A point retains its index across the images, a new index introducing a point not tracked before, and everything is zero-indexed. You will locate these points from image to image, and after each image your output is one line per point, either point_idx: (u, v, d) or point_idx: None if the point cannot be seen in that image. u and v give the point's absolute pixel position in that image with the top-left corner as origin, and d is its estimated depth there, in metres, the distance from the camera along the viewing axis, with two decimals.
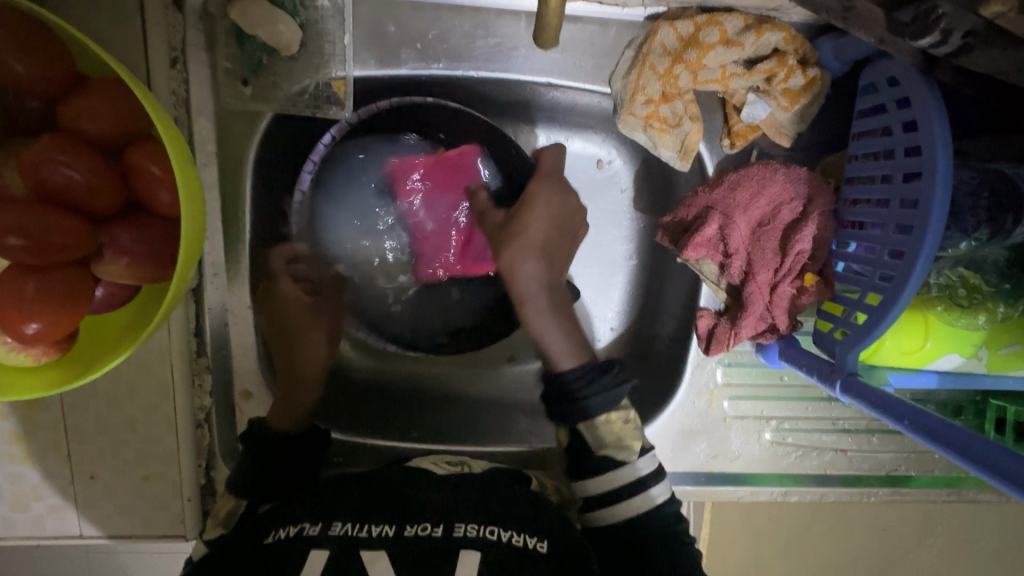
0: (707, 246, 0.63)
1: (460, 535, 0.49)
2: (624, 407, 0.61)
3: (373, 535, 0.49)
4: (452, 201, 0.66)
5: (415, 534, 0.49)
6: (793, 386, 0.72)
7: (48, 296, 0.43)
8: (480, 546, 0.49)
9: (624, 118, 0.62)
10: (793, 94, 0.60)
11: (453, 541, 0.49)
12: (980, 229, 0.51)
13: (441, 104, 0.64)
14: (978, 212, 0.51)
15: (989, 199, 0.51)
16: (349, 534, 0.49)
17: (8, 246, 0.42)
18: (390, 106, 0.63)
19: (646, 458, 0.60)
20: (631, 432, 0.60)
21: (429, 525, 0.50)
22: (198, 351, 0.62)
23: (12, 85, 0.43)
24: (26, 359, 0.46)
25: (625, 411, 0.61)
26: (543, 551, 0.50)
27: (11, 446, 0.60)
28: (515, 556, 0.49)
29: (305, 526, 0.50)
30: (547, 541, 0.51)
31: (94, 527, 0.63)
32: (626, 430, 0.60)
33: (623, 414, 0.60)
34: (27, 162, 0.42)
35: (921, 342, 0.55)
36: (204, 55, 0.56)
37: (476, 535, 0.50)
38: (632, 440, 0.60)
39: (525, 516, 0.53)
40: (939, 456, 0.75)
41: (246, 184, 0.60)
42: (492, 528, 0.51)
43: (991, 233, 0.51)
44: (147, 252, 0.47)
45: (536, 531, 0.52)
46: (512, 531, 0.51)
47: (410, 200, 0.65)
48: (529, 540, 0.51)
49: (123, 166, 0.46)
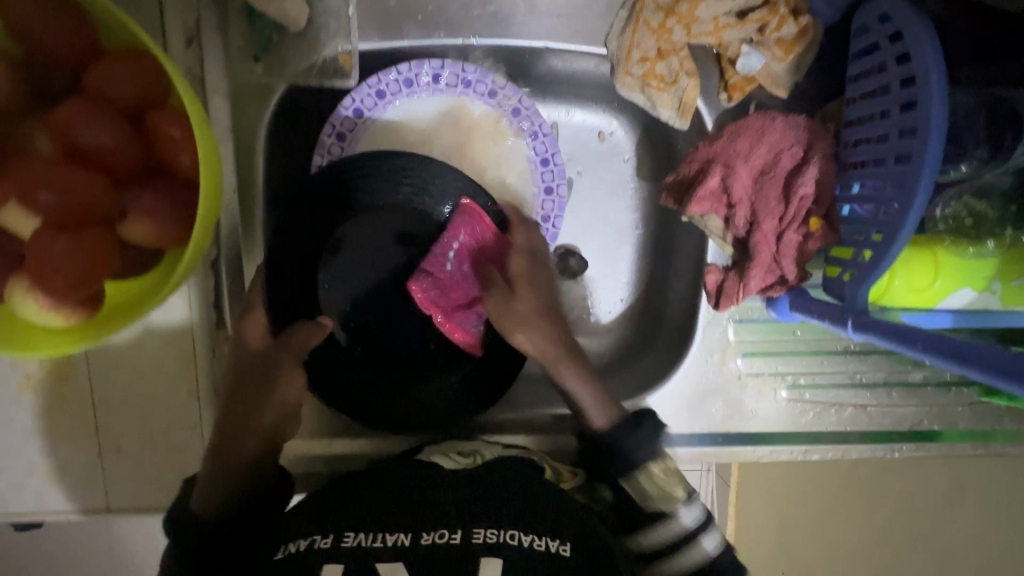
0: (710, 199, 0.64)
1: (479, 542, 0.49)
2: (662, 459, 0.61)
3: (387, 543, 0.48)
4: (483, 271, 0.67)
5: (432, 542, 0.48)
6: (806, 340, 0.71)
7: (76, 251, 0.46)
8: (502, 551, 0.48)
9: (622, 78, 0.64)
10: (787, 44, 0.61)
11: (472, 547, 0.48)
12: (980, 148, 0.53)
13: (458, 65, 0.66)
14: (976, 132, 0.53)
15: (987, 119, 0.53)
16: (362, 544, 0.48)
17: (40, 201, 0.45)
18: (408, 67, 0.65)
19: (687, 510, 0.61)
20: (671, 482, 0.61)
21: (447, 532, 0.49)
22: (218, 321, 0.64)
23: (43, 57, 0.47)
24: (57, 318, 0.48)
25: (664, 463, 0.61)
26: (566, 555, 0.49)
27: (43, 421, 0.62)
28: (538, 562, 0.48)
29: (316, 537, 0.49)
30: (570, 544, 0.50)
31: (123, 502, 0.64)
32: (666, 483, 0.60)
33: (662, 465, 0.61)
34: (59, 123, 0.45)
35: (931, 280, 0.55)
36: (217, 36, 0.58)
37: (498, 540, 0.49)
38: (673, 489, 0.61)
39: (546, 517, 0.53)
40: (962, 410, 0.74)
41: (259, 158, 0.62)
42: (512, 532, 0.50)
43: (991, 153, 0.52)
44: (169, 211, 0.49)
45: (558, 534, 0.51)
46: (535, 535, 0.50)
47: (449, 243, 0.66)
48: (551, 544, 0.50)
49: (146, 132, 0.49)
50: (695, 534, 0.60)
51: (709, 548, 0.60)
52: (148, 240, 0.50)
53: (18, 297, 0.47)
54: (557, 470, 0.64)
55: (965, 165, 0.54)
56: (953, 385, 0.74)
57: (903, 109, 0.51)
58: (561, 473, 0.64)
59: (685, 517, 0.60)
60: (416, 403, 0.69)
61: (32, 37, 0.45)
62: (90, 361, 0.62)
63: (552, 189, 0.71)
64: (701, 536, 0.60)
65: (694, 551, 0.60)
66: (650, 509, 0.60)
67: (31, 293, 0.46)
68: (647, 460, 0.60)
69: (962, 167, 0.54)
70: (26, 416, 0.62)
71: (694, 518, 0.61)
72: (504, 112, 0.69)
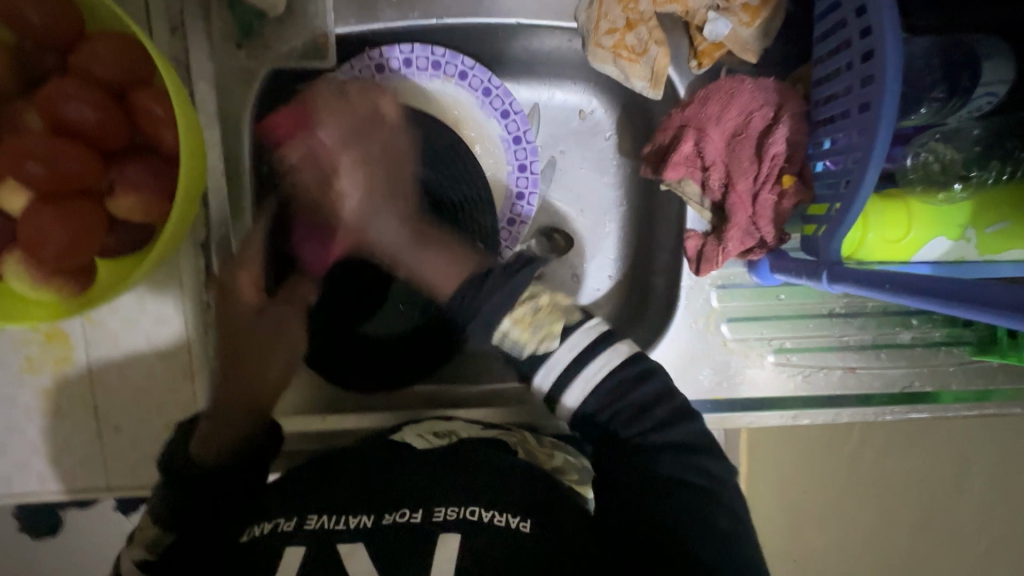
0: (685, 164, 0.65)
1: (439, 519, 0.49)
2: (527, 297, 0.61)
3: (351, 526, 0.49)
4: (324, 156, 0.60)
5: (393, 521, 0.49)
6: (789, 305, 0.71)
7: (66, 222, 0.49)
8: (462, 527, 0.49)
9: (593, 51, 0.66)
10: (753, 10, 0.62)
11: (432, 525, 0.49)
12: (937, 86, 0.57)
13: (425, 48, 0.68)
14: (931, 73, 0.57)
15: (940, 60, 0.57)
16: (327, 526, 0.49)
17: (29, 173, 0.48)
18: (377, 54, 0.67)
19: (571, 340, 0.61)
20: (540, 319, 0.61)
21: (408, 511, 0.50)
22: (208, 302, 0.64)
23: (34, 42, 0.50)
24: (45, 291, 0.50)
25: (531, 302, 0.61)
26: (527, 531, 0.50)
27: (43, 402, 0.64)
28: (497, 535, 0.49)
29: (280, 521, 0.51)
30: (530, 520, 0.51)
31: (122, 480, 0.66)
32: (537, 320, 0.61)
33: (531, 304, 0.61)
34: (47, 101, 0.48)
35: (905, 231, 0.55)
36: (201, 24, 0.61)
37: (457, 516, 0.50)
38: (545, 324, 0.61)
39: (510, 493, 0.53)
40: (954, 369, 0.73)
41: (246, 141, 0.64)
42: (472, 508, 0.51)
43: (949, 90, 0.56)
44: (154, 185, 0.52)
45: (520, 509, 0.52)
46: (495, 511, 0.51)
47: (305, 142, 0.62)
48: (512, 520, 0.51)
49: (130, 109, 0.52)
50: (589, 356, 0.61)
51: (609, 364, 0.61)
52: (134, 214, 0.52)
53: (12, 269, 0.49)
54: (533, 453, 0.64)
55: (923, 109, 0.57)
56: (943, 346, 0.73)
57: (864, 59, 0.52)
58: (537, 455, 0.64)
59: (574, 343, 0.61)
60: (381, 370, 0.72)
61: (21, 22, 0.48)
62: (87, 342, 0.63)
63: (526, 167, 0.73)
64: (600, 356, 0.61)
65: (590, 371, 0.61)
66: (531, 352, 0.62)
67: (25, 265, 0.49)
68: (513, 301, 0.61)
69: (922, 111, 0.58)
70: (26, 397, 0.63)
71: (582, 343, 0.62)
72: (475, 92, 0.70)
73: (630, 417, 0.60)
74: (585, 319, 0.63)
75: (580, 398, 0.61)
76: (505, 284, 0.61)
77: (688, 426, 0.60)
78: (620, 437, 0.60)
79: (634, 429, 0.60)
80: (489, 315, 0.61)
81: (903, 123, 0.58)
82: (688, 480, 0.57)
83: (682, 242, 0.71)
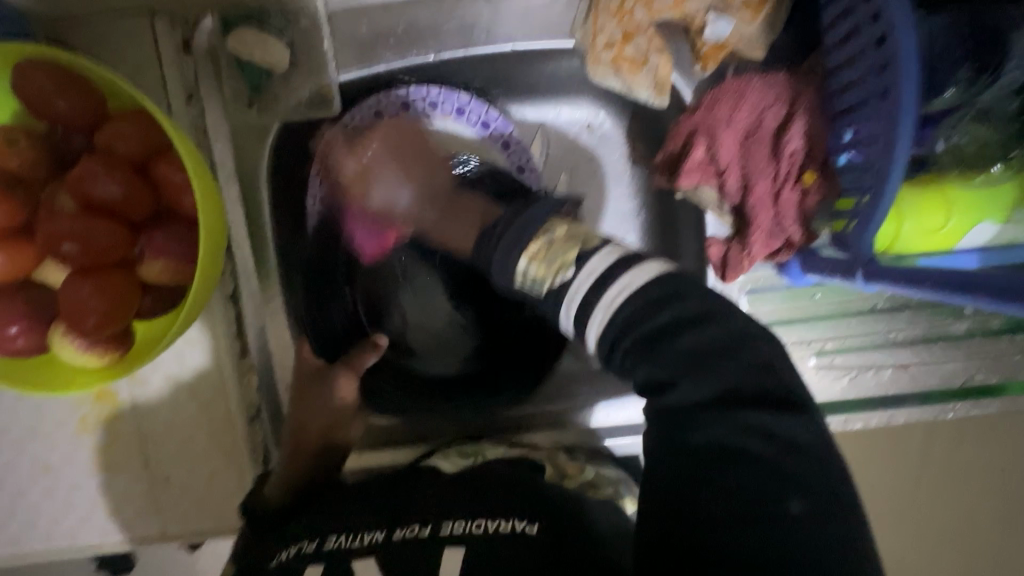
0: (699, 170, 0.64)
1: (446, 534, 0.48)
2: (543, 229, 0.50)
3: (364, 543, 0.49)
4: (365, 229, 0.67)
5: (403, 536, 0.49)
6: (827, 303, 0.68)
7: (103, 294, 0.52)
8: (467, 540, 0.47)
9: (592, 67, 0.65)
10: (755, 6, 0.61)
11: (439, 539, 0.48)
12: (963, 68, 0.53)
13: (405, 89, 0.67)
14: (957, 52, 0.53)
15: (963, 36, 0.53)
16: (341, 545, 0.49)
17: (65, 252, 0.51)
18: (367, 109, 0.67)
19: (590, 264, 0.48)
20: (558, 250, 0.49)
21: (417, 526, 0.50)
22: (242, 350, 0.67)
23: (61, 124, 0.54)
24: (90, 357, 0.53)
25: (545, 232, 0.50)
26: (531, 534, 0.48)
27: (99, 459, 0.66)
28: (502, 544, 0.47)
29: (303, 544, 0.51)
30: (537, 523, 0.49)
31: (178, 528, 0.67)
32: (553, 250, 0.49)
33: (547, 236, 0.50)
34: (76, 184, 0.52)
35: (943, 220, 0.52)
36: (212, 88, 0.64)
37: (464, 530, 0.48)
38: (563, 256, 0.48)
39: (523, 501, 0.51)
40: (1021, 357, 0.67)
41: (264, 193, 0.67)
42: (479, 521, 0.49)
43: (977, 71, 0.53)
44: (177, 250, 0.55)
45: (527, 513, 0.50)
46: (500, 519, 0.49)
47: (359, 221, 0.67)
48: (517, 524, 0.49)
49: (155, 182, 0.55)
50: (607, 283, 0.47)
51: (634, 284, 0.46)
52: (163, 277, 0.55)
53: (59, 341, 0.53)
54: (561, 467, 0.61)
55: (951, 90, 0.54)
56: (1006, 333, 0.67)
57: (876, 45, 0.50)
58: (567, 468, 0.62)
59: (592, 270, 0.47)
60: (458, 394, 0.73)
61: (45, 108, 0.51)
62: (134, 399, 0.66)
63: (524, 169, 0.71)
64: (618, 279, 0.46)
65: (610, 297, 0.46)
66: (550, 291, 0.49)
67: (71, 336, 0.53)
68: (523, 237, 0.50)
69: (949, 92, 0.54)
70: (82, 454, 0.66)
71: (601, 268, 0.47)
72: (474, 126, 0.70)
73: (640, 357, 0.45)
74: (606, 245, 0.49)
75: (599, 330, 0.47)
76: (512, 227, 0.51)
77: (733, 367, 0.42)
78: (648, 394, 0.46)
79: (657, 375, 0.44)
80: (501, 263, 0.51)
81: (929, 107, 0.55)
82: (745, 447, 0.41)
83: (705, 248, 0.69)
